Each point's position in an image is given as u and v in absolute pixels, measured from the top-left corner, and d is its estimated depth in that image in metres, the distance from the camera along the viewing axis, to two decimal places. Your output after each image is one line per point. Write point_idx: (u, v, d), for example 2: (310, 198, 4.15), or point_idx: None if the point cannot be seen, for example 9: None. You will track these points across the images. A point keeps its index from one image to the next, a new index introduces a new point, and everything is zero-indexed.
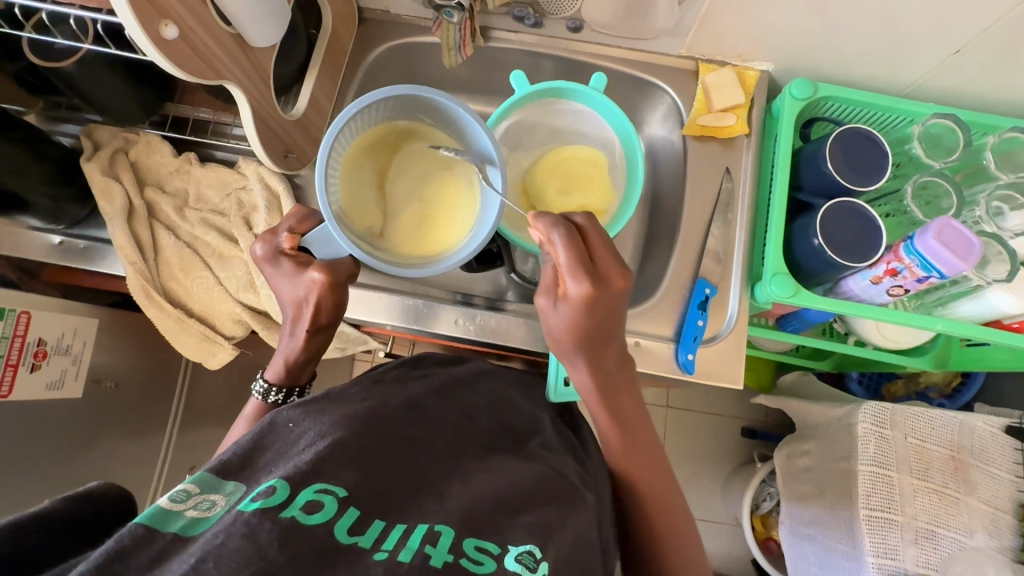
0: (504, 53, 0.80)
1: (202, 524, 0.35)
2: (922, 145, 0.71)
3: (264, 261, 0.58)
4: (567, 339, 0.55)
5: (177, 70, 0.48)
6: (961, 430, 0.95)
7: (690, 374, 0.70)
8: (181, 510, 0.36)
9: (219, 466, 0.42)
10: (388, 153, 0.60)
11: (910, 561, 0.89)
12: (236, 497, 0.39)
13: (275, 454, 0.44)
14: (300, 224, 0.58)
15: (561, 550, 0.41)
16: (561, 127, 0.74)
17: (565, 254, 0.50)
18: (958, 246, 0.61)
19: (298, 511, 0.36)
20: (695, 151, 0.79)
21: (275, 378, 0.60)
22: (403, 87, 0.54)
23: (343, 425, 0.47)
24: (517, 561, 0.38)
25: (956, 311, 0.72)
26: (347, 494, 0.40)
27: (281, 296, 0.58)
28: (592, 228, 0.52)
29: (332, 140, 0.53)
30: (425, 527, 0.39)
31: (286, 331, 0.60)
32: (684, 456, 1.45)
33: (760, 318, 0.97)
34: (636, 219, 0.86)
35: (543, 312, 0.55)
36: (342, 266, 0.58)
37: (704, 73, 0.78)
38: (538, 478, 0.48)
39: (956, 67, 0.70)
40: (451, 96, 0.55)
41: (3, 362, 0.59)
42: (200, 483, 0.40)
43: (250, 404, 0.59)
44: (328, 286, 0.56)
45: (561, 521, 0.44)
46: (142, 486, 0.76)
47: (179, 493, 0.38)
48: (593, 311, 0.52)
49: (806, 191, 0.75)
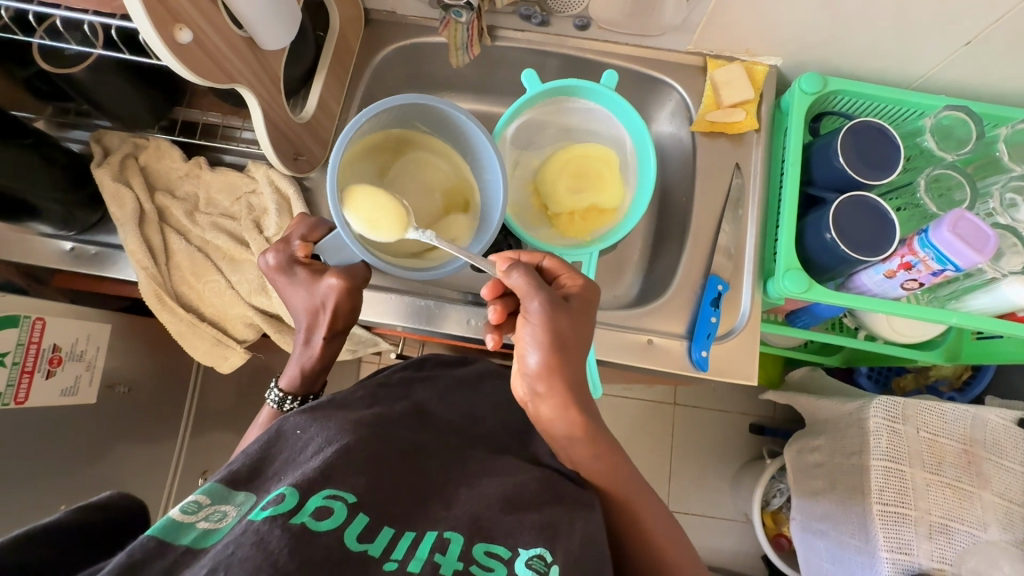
0: (511, 52, 0.80)
1: (213, 536, 0.35)
2: (934, 138, 0.70)
3: (277, 270, 0.58)
4: (554, 359, 0.47)
5: (190, 74, 0.48)
6: (973, 424, 0.96)
7: (705, 371, 0.70)
8: (193, 522, 0.36)
9: (230, 477, 0.41)
10: (385, 161, 0.59)
11: (924, 555, 0.89)
12: (247, 506, 0.39)
13: (284, 463, 0.44)
14: (312, 233, 0.60)
15: (573, 553, 0.41)
16: (572, 125, 0.74)
17: (554, 264, 0.55)
18: (975, 239, 0.61)
19: (308, 517, 0.36)
20: (704, 147, 0.79)
21: (289, 387, 0.59)
22: (403, 96, 0.54)
23: (358, 428, 0.46)
24: (527, 567, 0.38)
25: (970, 304, 0.71)
26: (356, 500, 0.39)
27: (294, 305, 0.58)
28: None
29: (342, 146, 0.51)
30: (435, 535, 0.39)
31: (300, 339, 0.59)
32: (693, 454, 1.45)
33: (770, 314, 0.96)
34: (645, 216, 0.86)
35: (549, 312, 0.48)
36: (358, 270, 0.58)
37: (712, 68, 0.78)
38: (548, 481, 0.48)
39: (967, 59, 0.69)
40: (453, 104, 0.55)
41: (18, 369, 0.60)
42: (211, 494, 0.39)
43: (265, 411, 0.60)
44: (347, 291, 0.57)
45: (573, 524, 0.44)
46: (155, 491, 0.76)
47: (190, 504, 0.37)
48: (588, 310, 0.52)
49: (818, 185, 0.74)
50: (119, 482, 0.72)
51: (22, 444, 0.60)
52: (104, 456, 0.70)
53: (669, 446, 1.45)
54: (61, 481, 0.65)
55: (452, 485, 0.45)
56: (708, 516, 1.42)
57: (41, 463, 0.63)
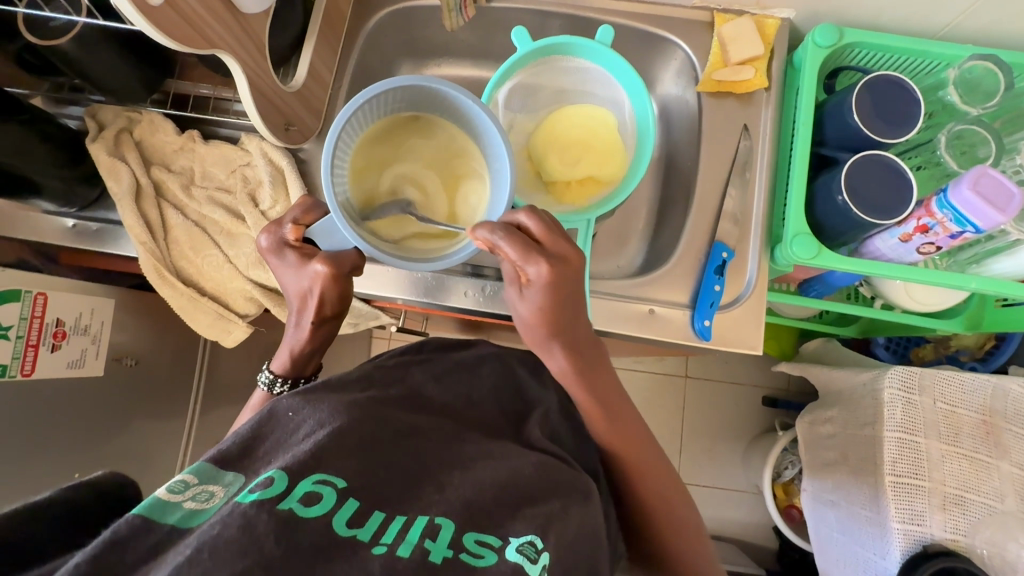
0: (509, 12, 0.77)
1: (200, 516, 0.35)
2: (958, 91, 0.66)
3: (270, 252, 0.58)
4: (540, 324, 0.51)
5: (164, 37, 0.47)
6: (994, 394, 0.93)
7: (707, 341, 0.68)
8: (179, 502, 0.36)
9: (219, 456, 0.42)
10: (401, 144, 0.57)
11: (937, 526, 0.87)
12: (235, 487, 0.38)
13: (274, 444, 0.44)
14: (305, 215, 0.58)
15: (563, 539, 0.41)
16: (566, 86, 0.72)
17: (512, 250, 0.46)
18: (997, 197, 0.57)
19: (296, 503, 0.36)
20: (711, 108, 0.75)
21: (280, 369, 0.60)
22: (407, 77, 0.50)
23: (348, 411, 0.47)
24: (517, 553, 0.38)
25: (990, 268, 0.69)
26: (347, 485, 0.39)
27: (286, 287, 0.58)
28: (533, 219, 0.48)
29: (339, 129, 0.50)
30: (425, 520, 0.39)
31: (291, 321, 0.60)
32: (704, 426, 1.44)
33: (781, 284, 0.94)
34: (650, 182, 0.83)
35: (513, 302, 0.52)
36: (346, 258, 0.56)
37: (719, 23, 0.73)
38: (544, 465, 0.48)
39: (996, 4, 0.64)
40: (456, 85, 0.51)
41: (24, 342, 0.61)
42: (199, 474, 0.39)
43: (256, 394, 0.61)
44: (332, 278, 0.56)
45: (564, 511, 0.44)
46: (168, 462, 0.78)
47: (177, 484, 0.37)
48: (563, 289, 0.48)
49: (830, 145, 0.71)
50: (131, 453, 0.74)
51: (31, 416, 0.62)
52: (113, 431, 0.72)
53: (679, 418, 1.44)
54: (72, 452, 0.67)
55: (444, 469, 0.45)
56: (718, 487, 1.42)
57: (50, 435, 0.64)
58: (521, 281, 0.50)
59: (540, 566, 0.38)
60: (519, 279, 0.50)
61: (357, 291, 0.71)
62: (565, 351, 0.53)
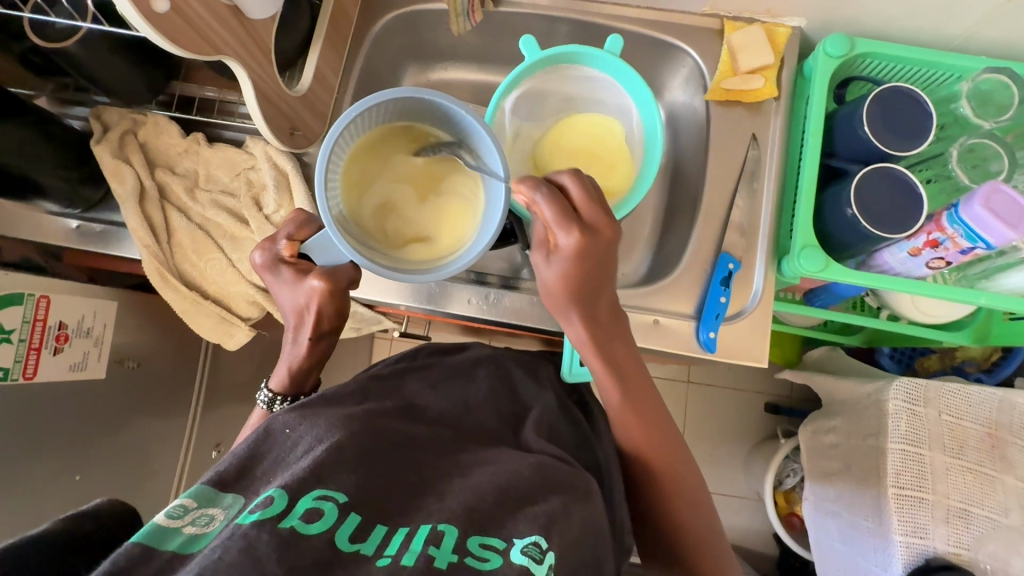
0: (517, 17, 0.76)
1: (200, 542, 0.35)
2: (971, 104, 0.65)
3: (264, 269, 0.58)
4: (562, 293, 0.53)
5: (169, 43, 0.46)
6: (1000, 407, 0.92)
7: (712, 353, 0.68)
8: (179, 527, 0.36)
9: (218, 477, 0.41)
10: (393, 153, 0.56)
11: (940, 540, 0.86)
12: (235, 509, 0.38)
13: (273, 462, 0.44)
14: (299, 230, 0.59)
15: (565, 538, 0.40)
16: (575, 94, 0.71)
17: (550, 210, 0.48)
18: (1009, 214, 0.56)
19: (297, 521, 0.35)
20: (719, 116, 0.74)
21: (279, 387, 0.60)
22: (402, 89, 0.50)
23: (347, 425, 0.47)
24: (522, 554, 0.37)
25: (1000, 283, 0.68)
26: (347, 501, 0.39)
27: (282, 304, 0.58)
28: (575, 183, 0.49)
29: (333, 141, 0.50)
30: (429, 528, 0.38)
31: (288, 338, 0.60)
32: (706, 432, 1.43)
33: (787, 293, 0.93)
34: (656, 190, 0.83)
35: (537, 266, 0.54)
36: (343, 271, 0.57)
37: (729, 31, 0.72)
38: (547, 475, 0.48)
39: (1012, 15, 0.63)
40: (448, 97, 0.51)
41: (26, 346, 0.61)
42: (198, 497, 0.39)
43: (256, 413, 0.60)
44: (329, 294, 0.56)
45: (566, 510, 0.43)
46: (169, 463, 0.78)
47: (176, 509, 0.37)
48: (587, 260, 0.50)
49: (841, 157, 0.70)
50: (132, 453, 0.74)
51: (33, 417, 0.62)
52: (115, 432, 0.72)
53: (681, 423, 1.43)
54: (73, 453, 0.67)
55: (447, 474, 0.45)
56: (719, 494, 1.41)
57: (51, 436, 0.64)
58: (550, 244, 0.52)
59: (546, 566, 0.37)
60: (547, 242, 0.52)
61: (360, 296, 0.71)
62: (585, 322, 0.55)
